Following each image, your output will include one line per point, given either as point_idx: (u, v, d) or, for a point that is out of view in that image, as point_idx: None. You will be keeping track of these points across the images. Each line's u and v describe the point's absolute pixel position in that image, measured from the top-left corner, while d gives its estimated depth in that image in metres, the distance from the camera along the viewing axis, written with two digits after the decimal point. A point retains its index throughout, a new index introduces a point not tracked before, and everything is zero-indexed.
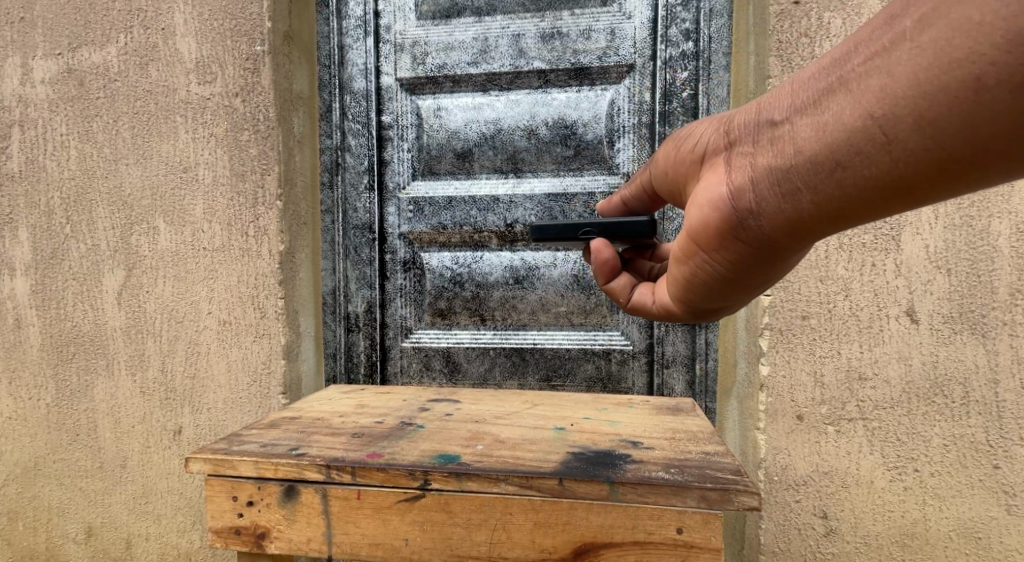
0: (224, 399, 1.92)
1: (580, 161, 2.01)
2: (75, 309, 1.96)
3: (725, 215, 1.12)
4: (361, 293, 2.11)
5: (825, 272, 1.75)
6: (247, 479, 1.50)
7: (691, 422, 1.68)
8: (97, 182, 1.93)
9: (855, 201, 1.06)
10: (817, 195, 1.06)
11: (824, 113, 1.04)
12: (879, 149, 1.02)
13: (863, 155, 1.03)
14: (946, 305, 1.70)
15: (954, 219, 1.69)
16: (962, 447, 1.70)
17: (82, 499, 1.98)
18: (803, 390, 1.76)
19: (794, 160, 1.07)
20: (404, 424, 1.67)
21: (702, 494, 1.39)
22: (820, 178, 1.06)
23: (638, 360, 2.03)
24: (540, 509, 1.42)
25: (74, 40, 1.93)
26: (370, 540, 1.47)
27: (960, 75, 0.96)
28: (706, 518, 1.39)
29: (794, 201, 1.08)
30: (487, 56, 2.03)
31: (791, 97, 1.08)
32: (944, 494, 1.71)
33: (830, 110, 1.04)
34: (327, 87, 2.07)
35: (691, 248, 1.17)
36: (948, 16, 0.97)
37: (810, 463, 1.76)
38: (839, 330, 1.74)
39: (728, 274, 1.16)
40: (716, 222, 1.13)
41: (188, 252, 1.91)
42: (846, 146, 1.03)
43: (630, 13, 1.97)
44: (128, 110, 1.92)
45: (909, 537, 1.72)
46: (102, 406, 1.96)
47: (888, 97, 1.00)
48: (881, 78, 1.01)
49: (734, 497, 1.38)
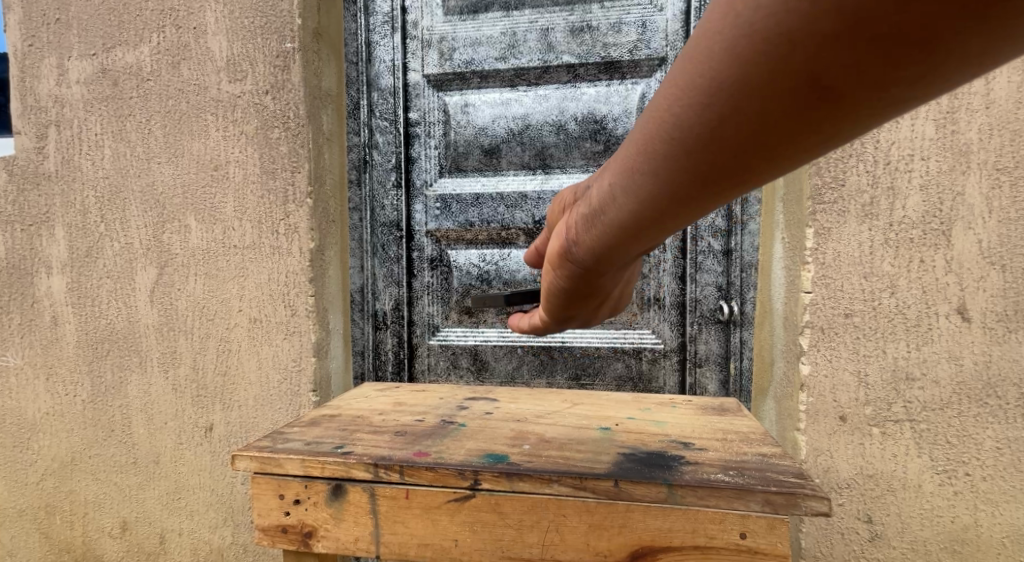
0: (255, 396, 1.93)
1: (609, 156, 1.97)
2: (109, 306, 1.99)
3: (558, 250, 1.12)
4: (388, 291, 2.09)
5: (870, 269, 1.68)
6: (294, 477, 1.50)
7: (739, 423, 1.62)
8: (130, 181, 1.96)
9: (690, 202, 0.97)
10: (645, 213, 0.99)
11: (627, 139, 0.98)
12: (696, 150, 0.92)
13: (669, 201, 0.97)
14: (1000, 303, 1.62)
15: (1009, 214, 1.61)
16: (1017, 451, 1.62)
17: (117, 493, 2.01)
18: (845, 390, 1.69)
19: (603, 223, 1.04)
20: (445, 422, 1.65)
21: (766, 498, 1.34)
22: (638, 193, 0.98)
23: (670, 359, 1.98)
24: (595, 511, 1.39)
25: (108, 41, 1.95)
26: (419, 540, 1.46)
27: (769, 126, 0.88)
28: (771, 524, 1.35)
29: (614, 222, 1.03)
30: (516, 51, 1.99)
31: (604, 176, 1.02)
32: (997, 499, 1.63)
33: (632, 136, 0.97)
34: (354, 84, 2.06)
35: (546, 271, 1.16)
36: (722, 28, 0.86)
37: (854, 466, 1.69)
38: (885, 329, 1.67)
39: (581, 284, 1.14)
40: (554, 255, 1.13)
41: (219, 250, 1.93)
42: (652, 164, 0.95)
43: (662, 5, 1.92)
44: (160, 110, 1.94)
45: (959, 543, 1.65)
46: (136, 402, 1.99)
47: (678, 106, 0.91)
48: (669, 92, 0.91)
49: (801, 502, 1.32)
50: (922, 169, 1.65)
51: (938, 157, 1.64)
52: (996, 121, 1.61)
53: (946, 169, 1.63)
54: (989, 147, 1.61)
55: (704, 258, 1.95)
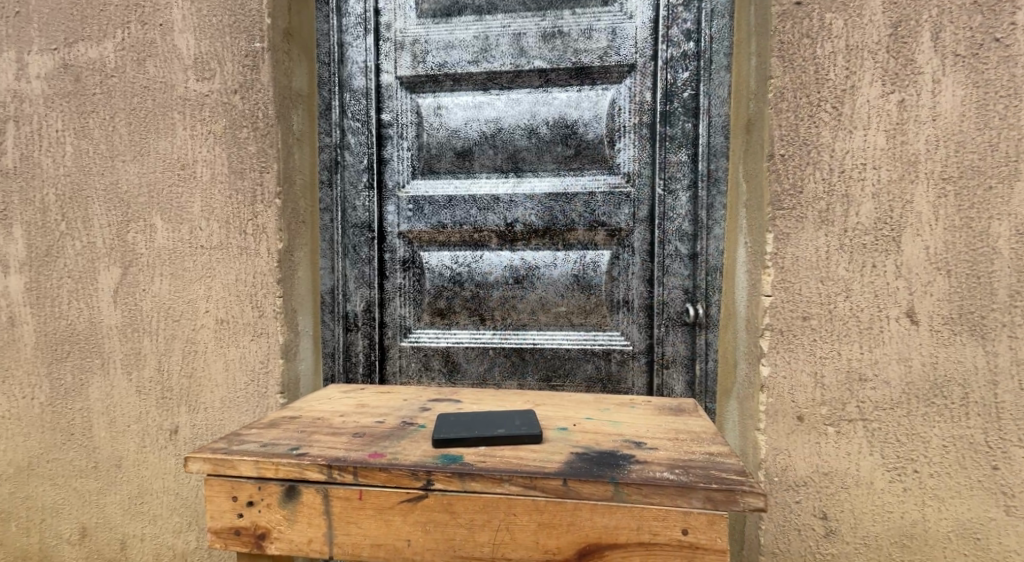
0: (222, 398, 1.91)
1: (580, 161, 2.00)
2: (70, 307, 1.94)
3: None
4: (359, 293, 2.08)
5: (826, 273, 1.74)
6: (247, 479, 1.52)
7: (693, 422, 1.67)
8: (93, 179, 1.92)
9: None
10: None
11: None
12: None
13: None
14: (946, 307, 1.70)
15: (954, 221, 1.69)
16: (961, 449, 1.70)
17: (76, 499, 1.97)
18: (803, 390, 1.76)
19: None
20: (405, 424, 1.67)
21: (706, 494, 1.41)
22: None
23: (638, 361, 2.01)
24: (544, 510, 1.44)
25: (70, 36, 1.91)
26: (372, 541, 1.49)
27: None
28: (711, 520, 1.41)
29: None
30: (488, 55, 2.01)
31: None
32: (943, 495, 1.71)
33: None
34: (326, 85, 2.05)
35: None
36: None
37: (811, 464, 1.75)
38: (839, 331, 1.74)
39: None
40: None
41: (185, 250, 1.90)
42: None
43: (631, 13, 1.96)
44: (125, 107, 1.91)
45: (908, 538, 1.72)
46: (97, 405, 1.95)
47: None
48: None
49: (739, 498, 1.40)
50: (874, 177, 1.71)
51: (887, 166, 1.70)
52: (942, 133, 1.68)
53: (895, 178, 1.70)
54: (936, 158, 1.69)
55: (671, 261, 1.97)
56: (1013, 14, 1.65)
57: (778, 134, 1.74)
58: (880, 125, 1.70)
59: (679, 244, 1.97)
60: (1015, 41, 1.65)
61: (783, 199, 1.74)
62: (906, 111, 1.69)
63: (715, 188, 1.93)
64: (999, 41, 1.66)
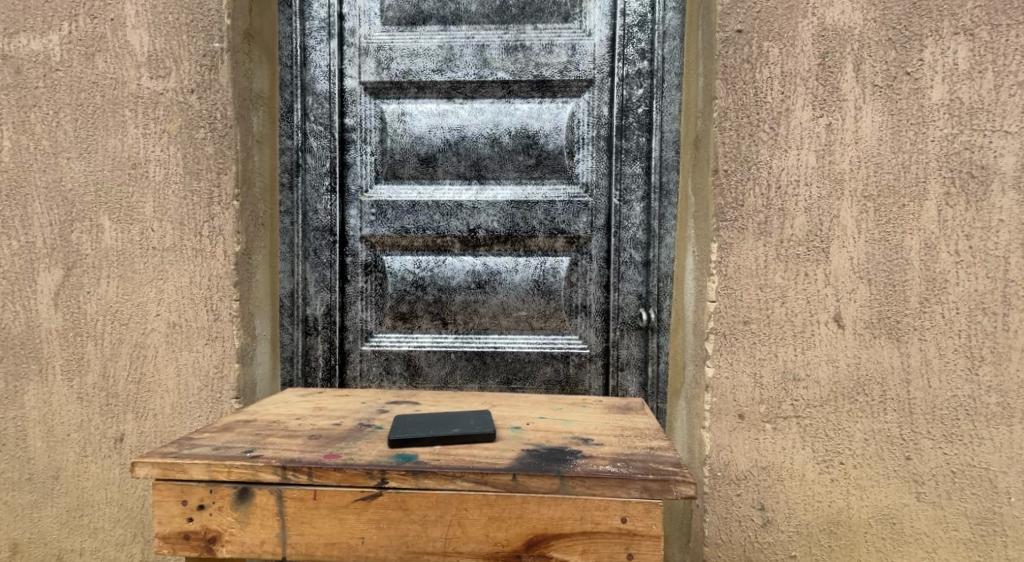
0: (173, 404, 1.85)
1: (541, 170, 2.09)
2: (5, 309, 1.85)
3: None
4: (320, 296, 2.10)
5: (764, 280, 1.83)
6: (197, 483, 1.50)
7: (639, 420, 1.75)
8: (34, 176, 1.84)
9: None
10: None
11: None
12: None
13: None
14: (868, 312, 1.81)
15: (874, 234, 1.81)
16: (880, 442, 1.81)
17: (8, 513, 1.86)
18: (744, 390, 1.84)
19: None
20: (362, 426, 1.68)
21: (644, 485, 1.46)
22: None
23: (595, 363, 2.10)
24: (494, 503, 1.48)
25: (11, 26, 1.83)
26: (326, 540, 1.49)
27: None
28: (648, 508, 1.47)
29: None
30: (452, 65, 2.07)
31: None
32: (865, 484, 1.82)
33: None
34: (289, 87, 2.06)
35: None
36: None
37: (750, 459, 1.84)
38: (776, 335, 1.83)
39: None
40: None
41: (136, 251, 1.84)
42: None
43: (590, 31, 2.06)
44: (70, 102, 1.83)
45: (834, 525, 1.82)
46: (34, 413, 1.86)
47: None
48: None
49: (673, 487, 1.46)
50: (805, 193, 1.82)
51: (818, 183, 1.81)
52: (864, 155, 1.80)
53: (825, 194, 1.82)
54: (859, 176, 1.80)
55: (627, 268, 2.07)
56: (921, 51, 1.78)
57: (721, 150, 1.83)
58: (812, 146, 1.81)
59: (633, 251, 2.08)
60: (923, 74, 1.78)
61: (727, 211, 1.83)
62: (832, 134, 1.81)
63: (667, 199, 2.04)
64: (910, 75, 1.79)
